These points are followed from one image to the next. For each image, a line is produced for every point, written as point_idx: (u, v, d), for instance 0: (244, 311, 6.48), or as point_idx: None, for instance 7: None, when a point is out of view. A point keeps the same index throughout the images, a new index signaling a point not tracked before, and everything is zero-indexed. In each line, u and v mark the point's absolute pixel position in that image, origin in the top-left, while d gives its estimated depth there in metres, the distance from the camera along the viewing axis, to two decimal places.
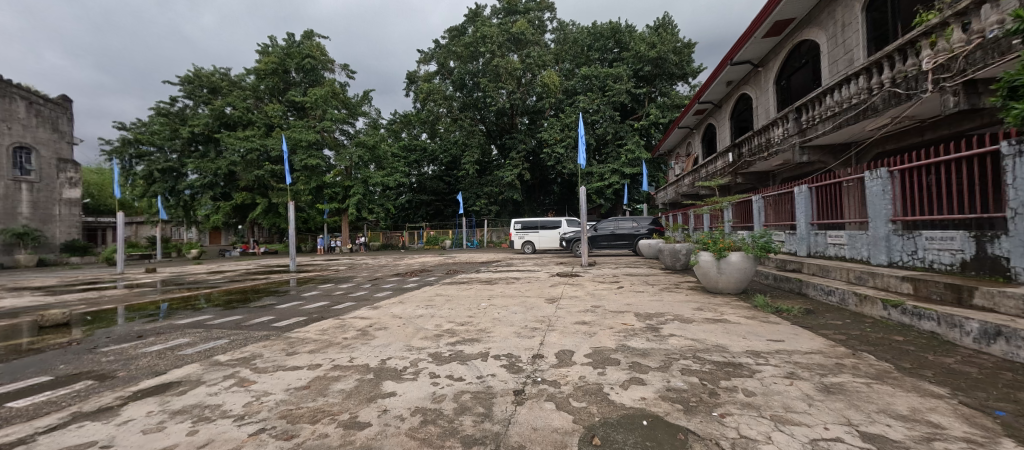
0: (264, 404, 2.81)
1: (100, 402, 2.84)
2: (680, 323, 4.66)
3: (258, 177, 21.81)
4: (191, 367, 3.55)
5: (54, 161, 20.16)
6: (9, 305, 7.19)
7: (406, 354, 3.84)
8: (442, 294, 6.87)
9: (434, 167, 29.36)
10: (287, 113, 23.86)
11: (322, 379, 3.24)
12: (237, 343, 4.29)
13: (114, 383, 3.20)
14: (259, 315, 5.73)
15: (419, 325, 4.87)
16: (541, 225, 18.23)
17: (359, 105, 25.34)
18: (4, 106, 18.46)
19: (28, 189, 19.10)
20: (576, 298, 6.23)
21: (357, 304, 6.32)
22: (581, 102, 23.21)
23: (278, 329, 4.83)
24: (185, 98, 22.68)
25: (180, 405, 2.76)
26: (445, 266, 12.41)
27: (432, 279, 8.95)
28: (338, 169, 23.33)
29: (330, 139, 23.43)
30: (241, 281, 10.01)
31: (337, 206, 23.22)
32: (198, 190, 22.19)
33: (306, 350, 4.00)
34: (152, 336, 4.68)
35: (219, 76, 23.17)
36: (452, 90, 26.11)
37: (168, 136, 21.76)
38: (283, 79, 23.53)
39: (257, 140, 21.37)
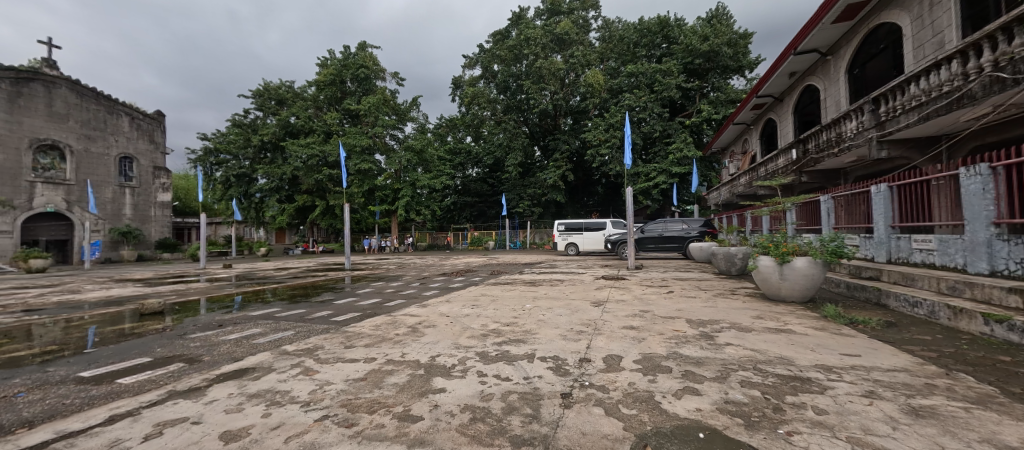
0: (326, 392, 3.01)
1: (191, 382, 3.19)
2: (738, 332, 4.38)
3: (317, 180, 23.45)
4: (263, 355, 3.89)
5: (150, 169, 22.97)
6: (115, 294, 8.28)
7: (455, 352, 3.94)
8: (488, 294, 6.99)
9: (478, 169, 29.93)
10: (343, 121, 25.41)
11: (376, 372, 3.41)
12: (302, 334, 4.63)
13: (201, 366, 3.59)
14: (320, 309, 6.15)
15: (466, 324, 4.98)
16: (584, 227, 17.94)
17: (407, 111, 26.43)
18: (112, 122, 21.39)
19: (131, 194, 21.90)
20: (623, 302, 6.07)
21: (407, 301, 6.59)
22: (627, 100, 22.58)
23: (337, 323, 5.15)
24: (256, 109, 24.93)
25: (255, 389, 3.04)
26: (489, 267, 12.59)
27: (477, 279, 9.12)
28: (389, 173, 24.48)
29: (381, 144, 24.64)
30: (303, 277, 10.80)
31: (388, 207, 24.36)
32: (266, 193, 24.26)
33: (361, 344, 4.23)
34: (230, 326, 5.18)
35: (285, 88, 25.24)
36: (497, 93, 26.47)
37: (242, 145, 24.04)
38: (340, 89, 25.14)
39: (317, 146, 22.96)
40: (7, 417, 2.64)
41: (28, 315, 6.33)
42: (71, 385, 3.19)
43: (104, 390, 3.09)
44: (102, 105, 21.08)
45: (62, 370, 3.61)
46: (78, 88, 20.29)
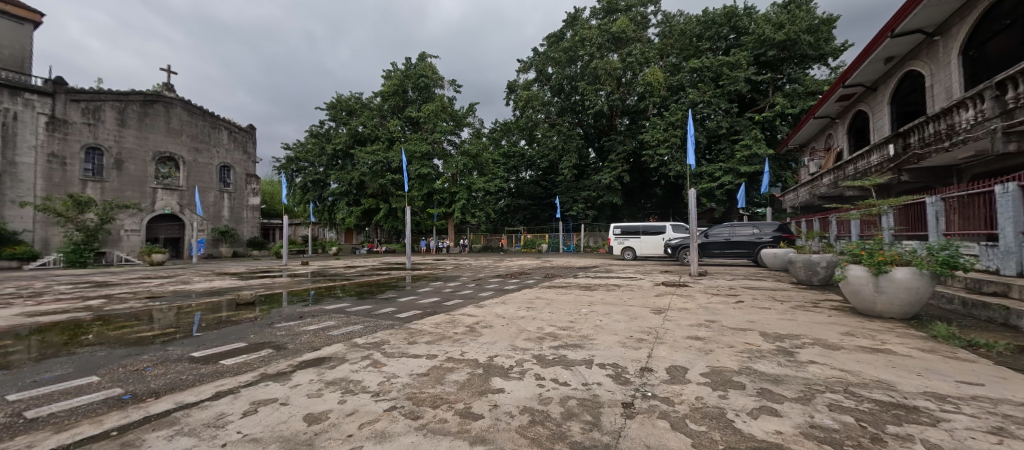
0: (394, 384, 3.19)
1: (278, 367, 3.56)
2: (823, 349, 3.94)
3: (382, 185, 25.02)
4: (338, 346, 4.23)
5: (244, 176, 26.09)
6: (217, 286, 9.51)
7: (512, 353, 3.98)
8: (542, 297, 6.98)
9: (532, 172, 30.01)
10: (405, 128, 26.86)
11: (438, 368, 3.55)
12: (370, 328, 4.96)
13: (286, 353, 3.98)
14: (384, 306, 6.55)
15: (522, 326, 5.01)
16: (642, 230, 17.25)
17: (464, 117, 27.52)
18: (214, 135, 24.60)
19: (228, 198, 25.03)
20: (686, 311, 5.73)
21: (464, 301, 6.78)
22: (689, 96, 21.38)
23: (401, 319, 5.44)
24: (329, 120, 27.23)
25: (332, 377, 3.31)
26: (542, 270, 12.57)
27: (531, 282, 9.14)
28: (446, 177, 25.45)
29: (439, 149, 25.70)
30: (368, 275, 11.58)
31: (445, 210, 25.36)
32: (337, 197, 26.37)
33: (423, 340, 4.43)
34: (309, 318, 5.71)
35: (354, 100, 27.29)
36: (551, 95, 26.42)
37: (317, 154, 26.39)
38: (402, 98, 26.64)
39: (382, 153, 24.49)
40: (139, 387, 3.12)
41: (152, 301, 7.48)
42: (186, 363, 3.71)
43: (211, 368, 3.55)
44: (207, 121, 24.29)
45: (179, 350, 4.20)
46: (189, 107, 23.54)
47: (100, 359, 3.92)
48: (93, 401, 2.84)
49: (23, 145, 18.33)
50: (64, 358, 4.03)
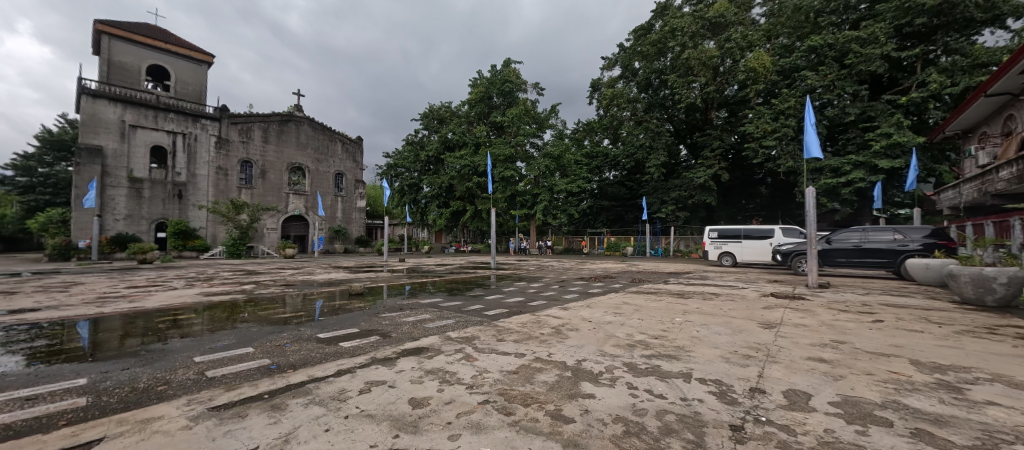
0: (486, 379, 3.31)
1: (384, 353, 3.95)
2: (1009, 388, 3.08)
3: (468, 188, 26.38)
4: (434, 337, 4.55)
5: (353, 182, 29.71)
6: (333, 277, 10.97)
7: (601, 358, 3.86)
8: (631, 302, 6.68)
9: (616, 173, 28.92)
10: (490, 133, 27.90)
11: (527, 367, 3.59)
12: (462, 323, 5.25)
13: (391, 341, 4.41)
14: (473, 303, 6.87)
15: (610, 331, 4.84)
16: (743, 234, 15.49)
17: (546, 119, 27.81)
18: (331, 147, 28.46)
19: (342, 201, 28.76)
20: (804, 327, 4.97)
21: (549, 303, 6.79)
22: (806, 81, 18.60)
23: (489, 317, 5.65)
24: (422, 129, 29.52)
25: (430, 366, 3.57)
26: (628, 274, 12.07)
27: (617, 286, 8.82)
28: (529, 179, 25.91)
29: (522, 152, 26.26)
30: (457, 273, 12.30)
31: (527, 211, 25.78)
32: (429, 200, 28.46)
33: (511, 339, 4.53)
34: (408, 310, 6.26)
35: (445, 108, 29.22)
36: (638, 91, 25.19)
37: (413, 161, 28.84)
38: (487, 104, 27.74)
39: (469, 158, 25.81)
40: (281, 360, 3.72)
41: (287, 288, 8.93)
42: (313, 343, 4.32)
43: (333, 349, 4.08)
44: (326, 135, 28.20)
45: (308, 330, 4.93)
46: (313, 124, 27.56)
47: (253, 334, 4.79)
48: (251, 368, 3.47)
49: (200, 161, 23.12)
50: (229, 331, 5.00)
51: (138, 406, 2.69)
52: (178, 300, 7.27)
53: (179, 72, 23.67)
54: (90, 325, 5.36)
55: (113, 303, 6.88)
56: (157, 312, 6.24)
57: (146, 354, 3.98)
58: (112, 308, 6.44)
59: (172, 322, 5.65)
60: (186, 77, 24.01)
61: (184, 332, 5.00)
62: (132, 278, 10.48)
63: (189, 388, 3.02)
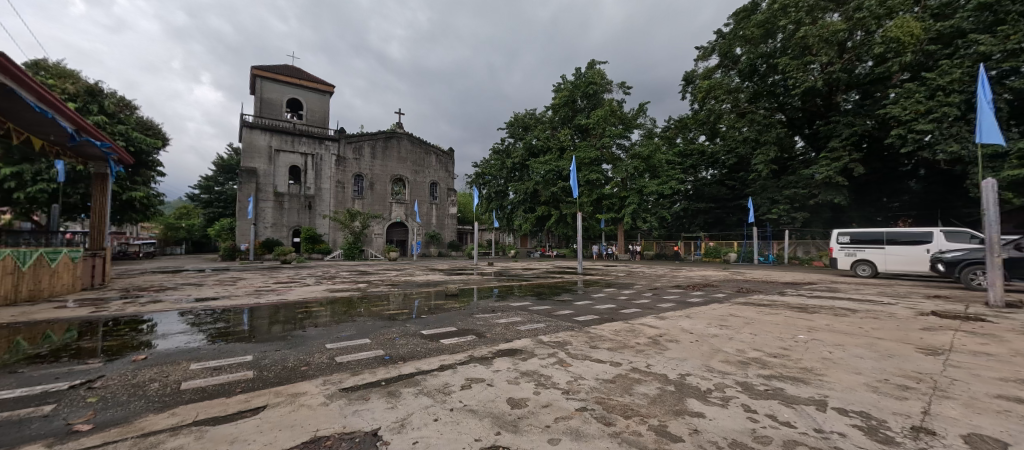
0: (582, 386, 3.24)
1: (481, 352, 4.14)
2: None
3: (553, 192, 26.53)
4: (526, 340, 4.62)
5: (446, 190, 32.05)
6: (431, 278, 11.87)
7: (709, 375, 3.50)
8: (739, 314, 5.99)
9: (714, 171, 26.40)
10: (574, 136, 27.57)
11: (624, 377, 3.43)
12: (552, 328, 5.26)
13: (486, 340, 4.60)
14: (562, 307, 6.84)
15: (717, 346, 4.38)
16: (886, 238, 12.84)
17: (633, 119, 26.66)
18: (427, 159, 31.18)
19: (436, 208, 31.24)
20: (987, 357, 3.90)
21: (643, 311, 6.42)
22: (976, 47, 14.80)
23: (579, 323, 5.55)
24: (508, 137, 30.39)
25: (525, 368, 3.63)
26: (732, 282, 10.89)
27: (720, 296, 8.00)
28: (616, 181, 25.09)
29: (608, 154, 25.62)
30: (544, 278, 12.38)
31: (614, 215, 24.95)
32: (515, 205, 29.19)
33: (605, 346, 4.39)
34: (499, 312, 6.49)
35: (529, 116, 29.75)
36: (740, 80, 22.69)
37: (499, 168, 29.92)
38: (572, 108, 27.48)
39: (553, 163, 25.89)
40: (393, 351, 4.14)
41: (393, 287, 9.93)
42: (418, 338, 4.71)
43: (435, 345, 4.41)
44: (422, 149, 31.00)
45: (413, 326, 5.40)
46: (411, 139, 30.48)
47: (369, 326, 5.42)
48: (369, 357, 3.92)
49: (324, 176, 27.08)
50: (349, 323, 5.73)
51: (289, 381, 3.23)
52: (310, 294, 8.62)
53: (309, 102, 28.10)
54: (249, 313, 6.62)
55: (266, 295, 8.43)
56: (296, 304, 7.46)
57: (292, 339, 4.75)
58: (265, 299, 7.88)
59: (306, 313, 6.67)
60: (313, 105, 28.39)
61: (316, 322, 5.87)
62: (278, 275, 12.73)
63: (325, 370, 3.53)
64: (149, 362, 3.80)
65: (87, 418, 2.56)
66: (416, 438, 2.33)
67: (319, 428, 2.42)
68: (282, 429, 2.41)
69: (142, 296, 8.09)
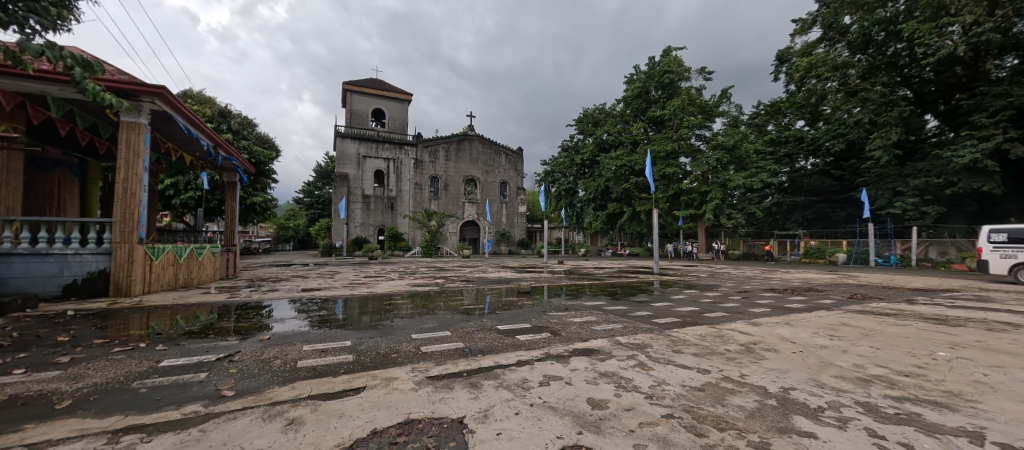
0: (666, 391, 3.06)
1: (557, 350, 4.11)
2: None
3: (626, 188, 25.56)
4: (603, 340, 4.50)
5: (516, 190, 32.81)
6: (502, 276, 12.13)
7: (819, 391, 3.08)
8: (853, 324, 5.19)
9: (816, 160, 23.29)
10: (648, 130, 26.15)
11: (715, 386, 3.16)
12: (630, 329, 5.05)
13: (561, 338, 4.58)
14: (638, 308, 6.55)
15: (827, 359, 3.83)
16: None
17: (715, 106, 24.58)
18: (497, 159, 32.26)
19: (505, 207, 32.22)
20: None
21: (732, 316, 5.88)
22: None
23: (659, 325, 5.25)
24: (577, 133, 29.87)
25: (604, 369, 3.53)
26: (841, 287, 9.49)
27: (826, 302, 7.02)
28: (695, 175, 23.40)
29: (686, 147, 24.02)
30: (617, 277, 11.98)
31: (693, 212, 23.28)
32: (585, 203, 28.63)
33: (690, 351, 4.10)
34: (573, 310, 6.41)
35: (599, 110, 28.92)
36: (850, 54, 19.60)
37: (568, 165, 29.56)
38: (645, 99, 26.03)
39: (625, 158, 24.83)
40: (472, 345, 4.31)
41: (468, 283, 10.34)
42: (495, 333, 4.85)
43: (512, 340, 4.50)
44: (492, 149, 32.14)
45: (489, 321, 5.57)
46: (482, 141, 31.69)
47: (448, 320, 5.71)
48: (450, 349, 4.12)
49: (404, 179, 29.20)
50: (431, 316, 6.11)
51: (383, 366, 3.54)
52: (395, 288, 9.35)
53: (390, 111, 30.48)
54: (345, 303, 7.39)
55: (359, 287, 9.35)
56: (383, 296, 8.12)
57: (382, 328, 5.21)
58: (358, 291, 8.74)
59: (392, 305, 7.24)
60: (394, 113, 30.71)
61: (401, 314, 6.35)
62: (367, 269, 14.00)
63: (412, 358, 3.80)
64: (272, 342, 4.44)
65: (231, 385, 3.06)
66: (499, 429, 2.39)
67: (411, 412, 2.60)
68: (380, 408, 2.64)
69: (263, 286, 9.47)
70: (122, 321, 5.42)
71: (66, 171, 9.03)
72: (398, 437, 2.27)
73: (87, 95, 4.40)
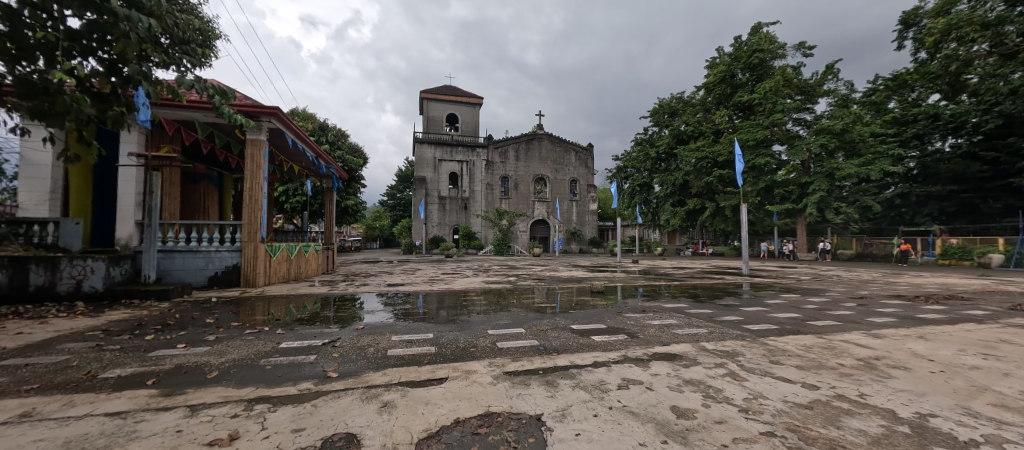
0: (764, 406, 2.76)
1: (636, 353, 3.94)
2: None
3: (708, 182, 23.65)
4: (686, 346, 4.21)
5: (586, 187, 32.25)
6: (575, 274, 11.98)
7: (971, 421, 2.53)
8: (1017, 342, 4.17)
9: (956, 140, 19.45)
10: (734, 117, 23.81)
11: (825, 405, 2.77)
12: (717, 335, 4.65)
13: (639, 341, 4.38)
14: (726, 312, 6.01)
15: (980, 382, 3.13)
16: None
17: (818, 86, 21.57)
18: (566, 157, 32.02)
19: (576, 204, 31.89)
20: None
21: (844, 325, 5.10)
22: None
23: (752, 332, 4.76)
24: (652, 126, 28.28)
25: (689, 376, 3.29)
26: (998, 295, 7.70)
27: (977, 313, 5.73)
28: (793, 165, 20.81)
29: (781, 133, 21.46)
30: (700, 278, 11.09)
31: (791, 206, 20.73)
32: (662, 199, 27.05)
33: (792, 363, 3.64)
34: (651, 312, 6.09)
35: (676, 100, 27.06)
36: (1009, 6, 15.74)
37: (642, 160, 28.02)
38: (730, 84, 23.73)
39: (707, 149, 22.97)
40: (547, 343, 4.32)
41: (540, 281, 10.39)
42: (569, 332, 4.81)
43: (587, 340, 4.42)
44: (562, 147, 31.98)
45: (563, 320, 5.54)
46: (551, 139, 31.67)
47: (521, 317, 5.80)
48: (526, 346, 4.18)
49: (476, 179, 30.30)
50: (505, 313, 6.27)
51: (462, 359, 3.72)
52: (471, 284, 9.77)
53: (462, 115, 31.84)
54: (426, 298, 7.92)
55: (438, 283, 9.95)
56: (460, 292, 8.54)
57: (461, 323, 5.48)
58: (437, 287, 9.32)
59: (469, 301, 7.58)
60: (466, 117, 32.01)
61: (476, 310, 6.62)
62: (444, 267, 14.82)
63: (489, 352, 3.94)
64: (366, 331, 4.92)
65: (335, 367, 3.47)
66: (577, 429, 2.37)
67: (490, 405, 2.69)
68: (462, 399, 2.78)
69: (355, 281, 10.53)
70: (251, 308, 6.43)
71: (208, 183, 10.93)
72: (480, 428, 2.36)
73: (223, 118, 5.45)
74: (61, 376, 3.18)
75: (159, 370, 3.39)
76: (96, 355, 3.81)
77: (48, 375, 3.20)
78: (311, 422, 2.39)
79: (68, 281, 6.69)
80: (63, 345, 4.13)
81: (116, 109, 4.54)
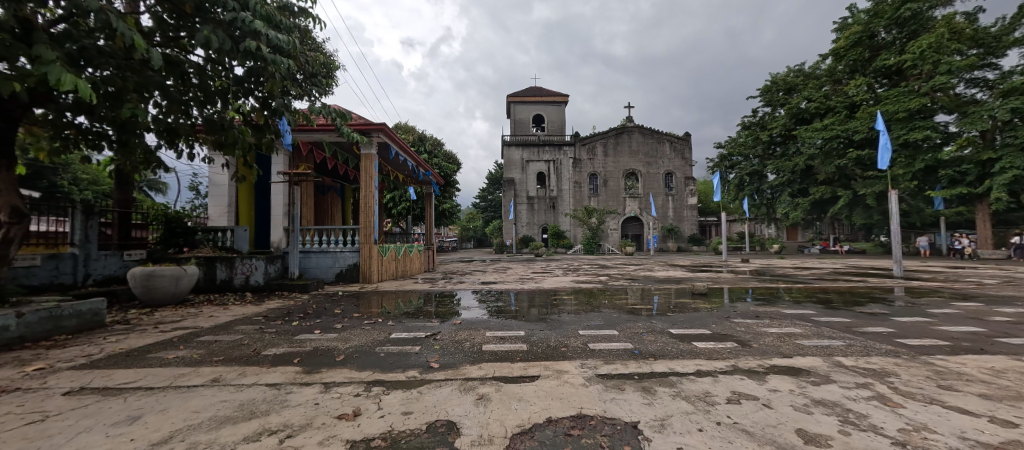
0: (933, 442, 2.19)
1: (748, 363, 3.50)
2: None
3: (839, 167, 19.97)
4: (815, 359, 3.58)
5: (683, 180, 29.77)
6: (673, 274, 11.11)
7: None
8: None
9: None
10: (875, 86, 19.64)
11: None
12: (858, 349, 3.85)
13: (753, 351, 3.87)
14: (871, 323, 4.94)
15: None
16: None
17: (1006, 33, 16.62)
18: (660, 148, 29.97)
19: (672, 199, 29.66)
20: None
21: None
22: None
23: (908, 348, 3.84)
24: (763, 106, 24.81)
25: (819, 396, 2.80)
26: None
27: None
28: (966, 138, 16.38)
29: (947, 99, 17.00)
30: (832, 281, 9.37)
31: (964, 191, 16.38)
32: (777, 189, 23.58)
33: (974, 391, 2.84)
34: (768, 319, 5.32)
35: (794, 74, 23.36)
36: None
37: (751, 145, 24.72)
38: (869, 46, 19.62)
39: (837, 126, 19.41)
40: (641, 347, 4.08)
41: (633, 281, 9.87)
42: (667, 336, 4.47)
43: (687, 346, 4.07)
44: (655, 138, 30.02)
45: (659, 324, 5.17)
46: (642, 131, 29.97)
47: (614, 319, 5.57)
48: (619, 348, 4.02)
49: (564, 178, 30.07)
50: (596, 313, 6.09)
51: (553, 358, 3.73)
52: (561, 284, 9.75)
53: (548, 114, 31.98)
54: (516, 296, 8.13)
55: (527, 282, 10.15)
56: (550, 291, 8.58)
57: (551, 322, 5.49)
58: (527, 286, 9.50)
59: (558, 300, 7.53)
60: (551, 116, 32.06)
61: (566, 309, 6.57)
62: (534, 266, 15.03)
63: (581, 353, 3.88)
64: (463, 325, 5.26)
65: (436, 358, 3.77)
66: (678, 443, 2.19)
67: (584, 407, 2.65)
68: (554, 399, 2.78)
69: (451, 278, 11.32)
70: (368, 301, 7.38)
71: (334, 193, 12.80)
72: (572, 429, 2.33)
73: (344, 136, 6.34)
74: (238, 351, 4.04)
75: (303, 351, 4.09)
76: (259, 335, 4.76)
77: (229, 350, 4.09)
78: (417, 407, 2.63)
79: (241, 275, 8.47)
80: (238, 327, 5.24)
81: (269, 137, 5.59)
